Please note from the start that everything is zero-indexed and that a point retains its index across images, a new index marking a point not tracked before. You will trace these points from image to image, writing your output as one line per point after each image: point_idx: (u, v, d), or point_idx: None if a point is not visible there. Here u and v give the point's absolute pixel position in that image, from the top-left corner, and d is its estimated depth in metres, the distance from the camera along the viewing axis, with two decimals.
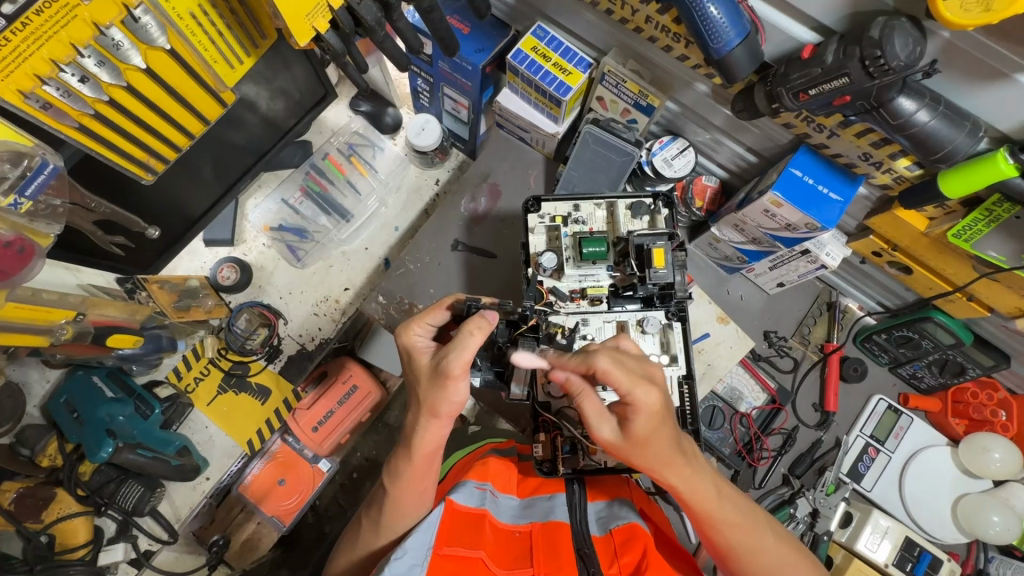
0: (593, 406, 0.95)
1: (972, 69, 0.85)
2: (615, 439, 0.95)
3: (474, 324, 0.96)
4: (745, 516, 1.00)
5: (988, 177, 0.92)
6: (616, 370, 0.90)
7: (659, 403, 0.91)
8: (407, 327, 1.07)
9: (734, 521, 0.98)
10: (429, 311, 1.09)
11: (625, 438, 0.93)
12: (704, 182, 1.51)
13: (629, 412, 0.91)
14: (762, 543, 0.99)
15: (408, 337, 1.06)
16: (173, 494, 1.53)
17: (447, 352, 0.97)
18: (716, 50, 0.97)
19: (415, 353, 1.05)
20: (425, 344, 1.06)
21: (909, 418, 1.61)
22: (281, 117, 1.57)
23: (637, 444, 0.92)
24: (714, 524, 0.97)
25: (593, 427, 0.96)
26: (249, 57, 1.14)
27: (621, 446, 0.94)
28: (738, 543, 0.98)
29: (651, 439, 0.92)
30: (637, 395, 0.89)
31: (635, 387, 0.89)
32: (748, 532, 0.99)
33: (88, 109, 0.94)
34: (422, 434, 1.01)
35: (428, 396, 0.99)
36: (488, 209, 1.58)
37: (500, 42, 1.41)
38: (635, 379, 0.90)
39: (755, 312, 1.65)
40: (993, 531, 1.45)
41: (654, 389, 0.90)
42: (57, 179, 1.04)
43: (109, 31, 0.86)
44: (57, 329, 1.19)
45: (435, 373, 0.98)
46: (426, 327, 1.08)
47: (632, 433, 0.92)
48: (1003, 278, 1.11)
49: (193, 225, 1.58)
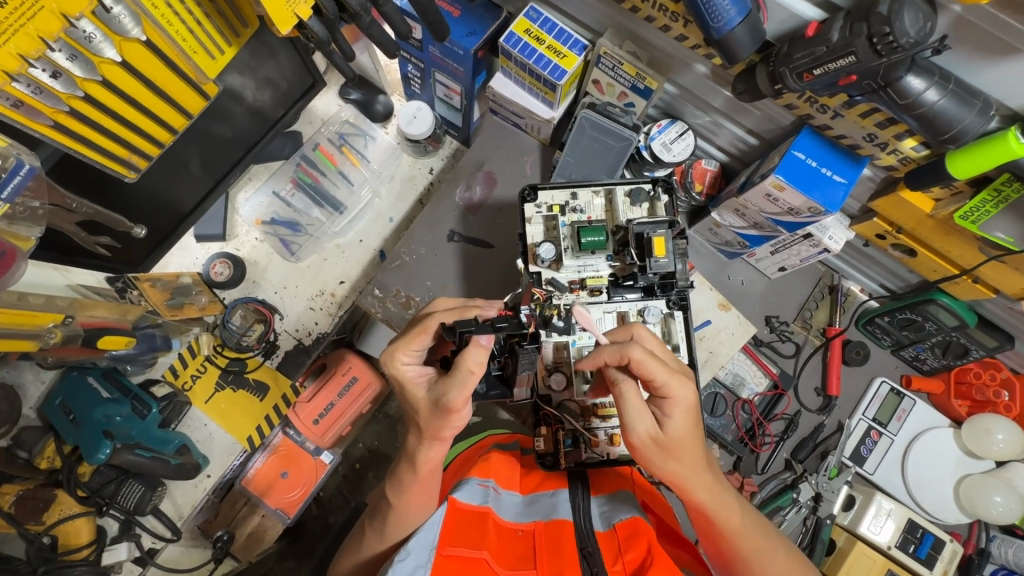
0: (635, 401, 0.92)
1: (982, 43, 0.82)
2: (656, 436, 0.92)
3: (473, 361, 0.92)
4: (757, 525, 1.00)
5: (999, 157, 0.89)
6: (654, 363, 0.89)
7: (692, 399, 0.92)
8: (392, 355, 1.02)
9: (750, 530, 0.99)
10: (414, 337, 1.01)
11: (666, 434, 0.92)
12: (704, 165, 1.49)
13: (668, 406, 0.92)
14: (774, 551, 0.99)
15: (396, 367, 1.02)
16: (175, 492, 1.51)
17: (446, 386, 0.94)
18: (716, 29, 0.93)
19: (407, 385, 1.01)
20: (416, 374, 1.02)
21: (911, 400, 1.60)
22: (268, 108, 1.53)
23: (677, 438, 0.92)
24: (732, 532, 0.97)
25: (632, 425, 0.92)
26: (231, 47, 1.10)
27: (658, 444, 0.92)
28: (751, 550, 0.98)
29: (688, 439, 0.92)
30: (673, 387, 0.90)
31: (675, 380, 0.90)
32: (767, 534, 1.01)
33: (63, 105, 0.91)
34: (422, 449, 1.00)
35: (429, 424, 0.98)
36: (484, 198, 1.55)
37: (491, 25, 1.36)
38: (672, 373, 0.90)
39: (757, 297, 1.63)
40: (996, 512, 1.45)
41: (688, 381, 0.92)
42: (34, 180, 1.01)
43: (79, 23, 0.82)
44: (44, 333, 1.16)
45: (435, 406, 0.96)
46: (414, 354, 1.02)
47: (672, 430, 0.92)
48: (1010, 260, 1.09)
49: (183, 221, 1.55)
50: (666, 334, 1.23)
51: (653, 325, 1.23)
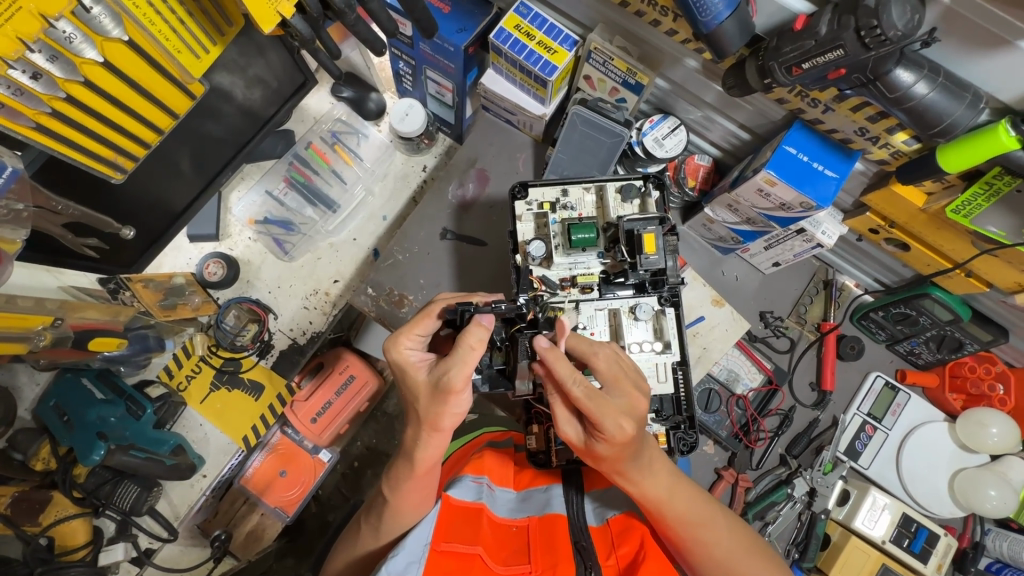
0: (564, 412, 0.97)
1: (971, 35, 0.81)
2: (580, 442, 0.96)
3: (475, 338, 0.92)
4: (699, 513, 0.99)
5: (989, 150, 0.88)
6: (588, 401, 0.88)
7: (629, 435, 0.89)
8: (396, 341, 1.00)
9: (688, 519, 0.98)
10: (418, 322, 1.01)
11: (586, 446, 0.95)
12: (697, 161, 1.47)
13: (594, 432, 0.91)
14: (716, 536, 0.99)
15: (399, 352, 0.99)
16: (171, 492, 1.50)
17: (447, 366, 0.93)
18: (704, 23, 0.93)
19: (409, 369, 0.99)
20: (418, 358, 1.00)
21: (906, 395, 1.59)
22: (259, 107, 1.52)
23: (597, 455, 0.94)
24: (668, 522, 0.97)
25: (561, 423, 0.97)
26: (216, 46, 1.09)
27: (582, 448, 0.96)
28: (690, 538, 0.98)
29: (613, 457, 0.93)
30: (604, 425, 0.88)
31: (605, 416, 0.87)
32: (703, 525, 0.99)
33: (45, 107, 0.90)
34: (422, 450, 0.98)
35: (428, 412, 0.95)
36: (477, 195, 1.54)
37: (481, 20, 1.35)
38: (607, 413, 0.88)
39: (751, 294, 1.62)
40: (990, 505, 1.44)
41: (625, 422, 0.89)
42: (18, 183, 1.02)
43: (58, 23, 0.81)
44: (34, 335, 1.16)
45: (435, 388, 0.94)
46: (417, 339, 1.01)
47: (595, 448, 0.93)
48: (1003, 253, 1.08)
49: (176, 220, 1.58)
50: (658, 331, 1.23)
51: (645, 322, 1.23)
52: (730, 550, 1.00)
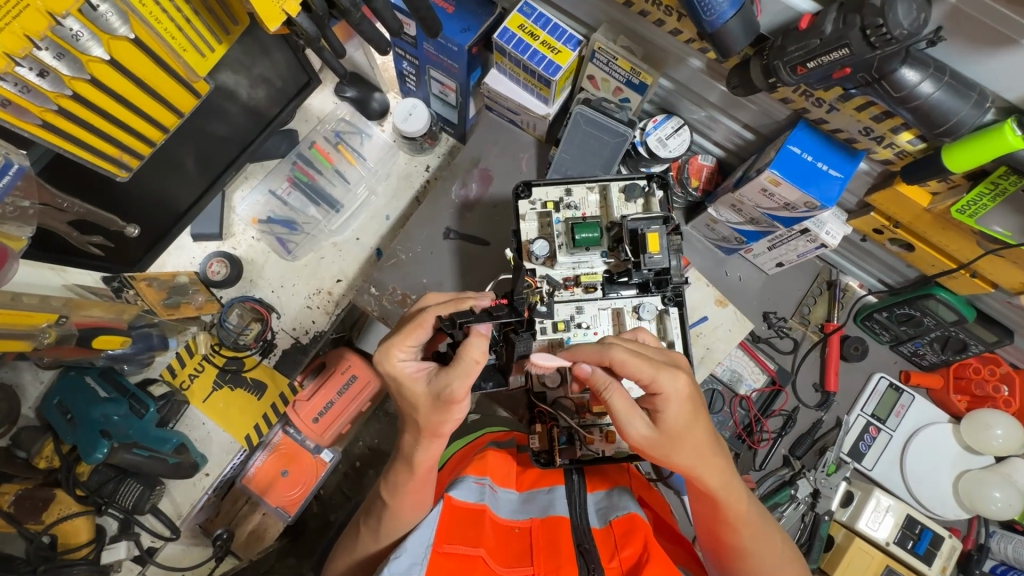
0: (623, 401, 0.93)
1: (977, 34, 0.81)
2: (648, 434, 0.92)
3: (477, 351, 0.92)
4: (764, 524, 0.99)
5: (994, 150, 0.88)
6: (634, 360, 0.89)
7: (687, 389, 0.91)
8: (389, 353, 0.99)
9: (756, 525, 0.98)
10: (409, 332, 0.99)
11: (658, 432, 0.92)
12: (700, 161, 1.49)
13: (660, 402, 0.91)
14: (776, 552, 0.98)
15: (392, 365, 0.99)
16: (174, 491, 1.49)
17: (448, 378, 0.93)
18: (709, 23, 0.92)
19: (406, 381, 0.99)
20: (415, 369, 0.99)
21: (910, 396, 1.59)
22: (263, 106, 1.53)
23: (672, 436, 0.91)
24: (736, 526, 0.96)
25: (623, 425, 0.93)
26: (221, 44, 1.10)
27: (654, 442, 0.92)
28: (756, 545, 0.97)
29: (686, 429, 0.91)
30: (661, 380, 0.89)
31: (661, 373, 0.89)
32: (767, 536, 0.98)
33: (51, 104, 0.90)
34: (419, 451, 0.98)
35: (429, 421, 0.96)
36: (480, 195, 1.54)
37: (486, 21, 1.35)
38: (658, 366, 0.90)
39: (755, 294, 1.62)
40: (995, 507, 1.44)
41: (679, 373, 0.91)
42: (24, 179, 1.03)
43: (66, 21, 0.82)
44: (39, 332, 1.17)
45: (436, 399, 0.95)
46: (410, 350, 1.00)
47: (666, 426, 0.92)
48: (1009, 253, 1.08)
49: (180, 218, 1.54)
50: (662, 331, 1.23)
51: (648, 322, 1.23)
52: (783, 563, 0.98)
